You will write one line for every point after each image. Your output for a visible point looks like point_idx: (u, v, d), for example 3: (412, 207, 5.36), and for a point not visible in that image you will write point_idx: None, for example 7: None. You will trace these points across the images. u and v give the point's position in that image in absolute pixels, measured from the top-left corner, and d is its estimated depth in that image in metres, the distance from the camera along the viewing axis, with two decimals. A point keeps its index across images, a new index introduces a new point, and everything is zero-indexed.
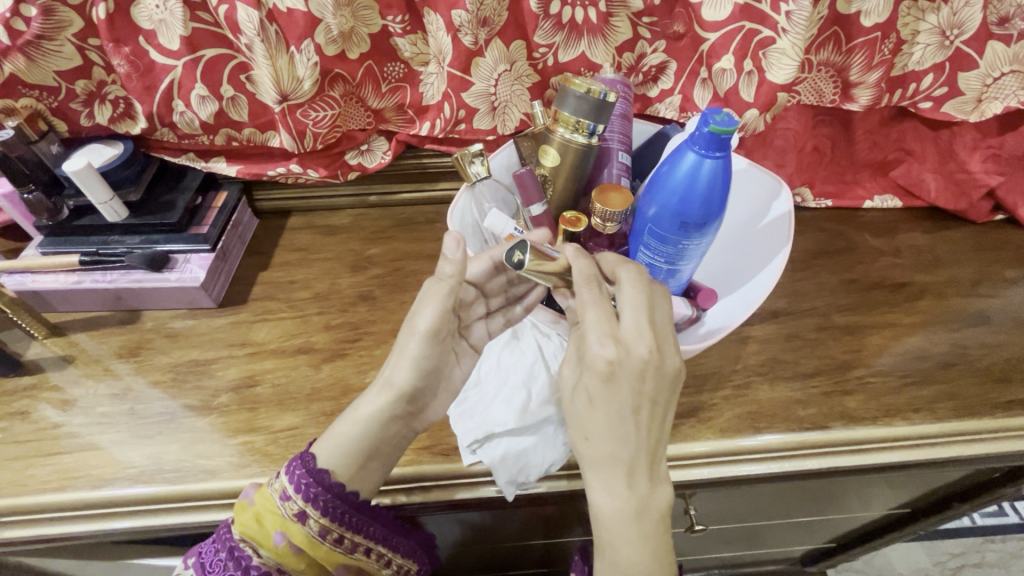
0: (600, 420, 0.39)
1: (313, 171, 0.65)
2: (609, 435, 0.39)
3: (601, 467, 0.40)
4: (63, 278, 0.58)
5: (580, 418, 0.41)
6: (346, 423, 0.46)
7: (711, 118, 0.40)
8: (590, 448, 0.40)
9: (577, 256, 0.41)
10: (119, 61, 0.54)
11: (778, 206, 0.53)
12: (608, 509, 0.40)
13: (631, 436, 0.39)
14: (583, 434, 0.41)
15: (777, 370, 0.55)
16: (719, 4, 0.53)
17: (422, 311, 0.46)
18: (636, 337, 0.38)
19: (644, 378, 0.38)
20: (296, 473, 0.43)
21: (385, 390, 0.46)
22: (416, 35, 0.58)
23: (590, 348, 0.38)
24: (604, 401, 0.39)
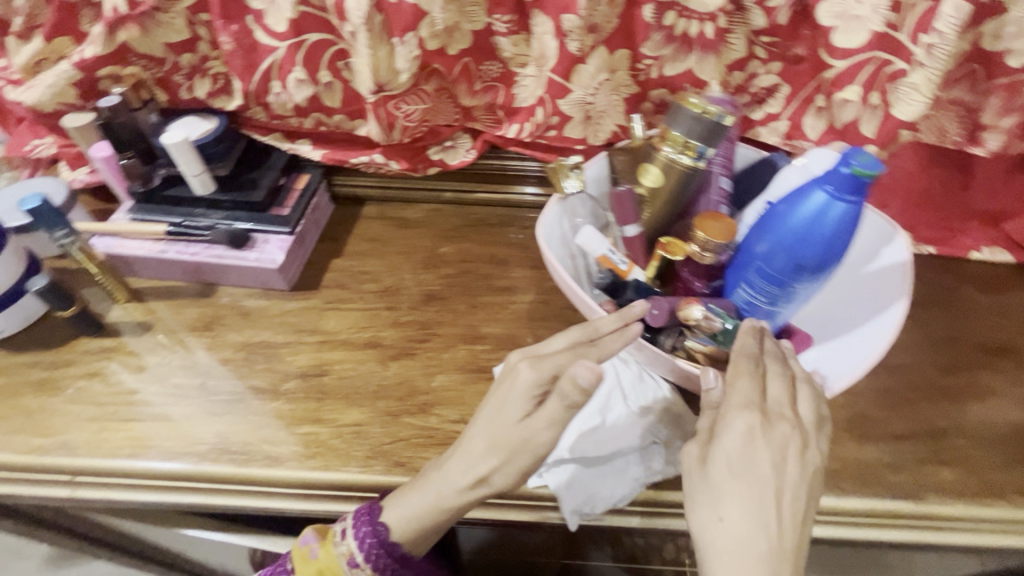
0: (739, 494, 0.37)
1: (395, 162, 0.65)
2: (748, 514, 0.36)
3: (738, 551, 0.35)
4: (149, 246, 0.60)
5: (711, 494, 0.38)
6: (422, 494, 0.43)
7: (853, 159, 0.37)
8: (723, 529, 0.36)
9: (744, 333, 0.42)
10: (225, 38, 0.55)
11: (891, 252, 0.48)
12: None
13: (773, 521, 0.36)
14: (715, 513, 0.37)
15: (865, 428, 0.51)
16: (853, 30, 0.49)
17: (541, 427, 0.40)
18: (786, 417, 0.39)
19: (785, 457, 0.38)
20: (367, 535, 0.44)
21: (477, 489, 0.42)
22: (520, 36, 0.56)
23: (733, 412, 0.39)
24: (744, 471, 0.37)
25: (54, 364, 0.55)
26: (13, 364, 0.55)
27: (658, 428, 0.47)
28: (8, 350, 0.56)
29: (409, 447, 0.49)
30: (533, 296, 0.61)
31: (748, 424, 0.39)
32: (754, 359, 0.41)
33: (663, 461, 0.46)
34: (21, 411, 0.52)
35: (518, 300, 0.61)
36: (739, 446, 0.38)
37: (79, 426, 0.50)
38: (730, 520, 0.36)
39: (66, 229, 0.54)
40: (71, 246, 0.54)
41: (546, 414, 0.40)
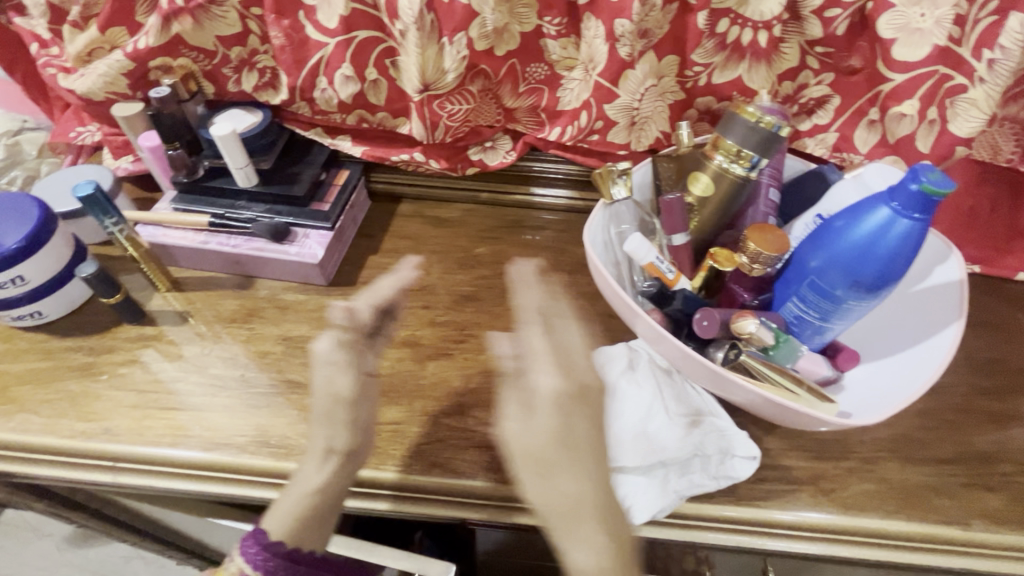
0: (563, 460, 0.38)
1: (434, 161, 0.64)
2: (542, 475, 0.38)
3: (568, 513, 0.38)
4: (191, 236, 0.60)
5: (544, 465, 0.38)
6: (292, 495, 0.45)
7: (923, 175, 0.36)
8: (557, 495, 0.38)
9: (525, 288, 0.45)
10: (276, 33, 0.55)
11: (944, 271, 0.47)
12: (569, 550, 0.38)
13: (589, 477, 0.39)
14: (543, 480, 0.38)
15: (909, 450, 0.50)
16: (916, 44, 0.48)
17: (340, 377, 0.47)
18: (548, 375, 0.40)
19: (581, 413, 0.40)
20: (256, 552, 0.44)
21: (329, 459, 0.46)
22: (569, 39, 0.56)
23: (537, 376, 0.40)
24: (575, 442, 0.39)
25: (97, 350, 0.55)
26: (56, 348, 0.55)
27: (704, 444, 0.46)
28: (52, 334, 0.57)
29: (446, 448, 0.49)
30: (569, 300, 0.61)
31: (552, 383, 0.40)
32: (545, 322, 0.42)
33: (704, 474, 0.46)
34: (65, 395, 0.52)
35: None
36: (546, 421, 0.39)
37: (120, 412, 0.51)
38: (564, 488, 0.38)
39: (115, 217, 0.54)
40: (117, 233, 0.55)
41: (330, 368, 0.47)
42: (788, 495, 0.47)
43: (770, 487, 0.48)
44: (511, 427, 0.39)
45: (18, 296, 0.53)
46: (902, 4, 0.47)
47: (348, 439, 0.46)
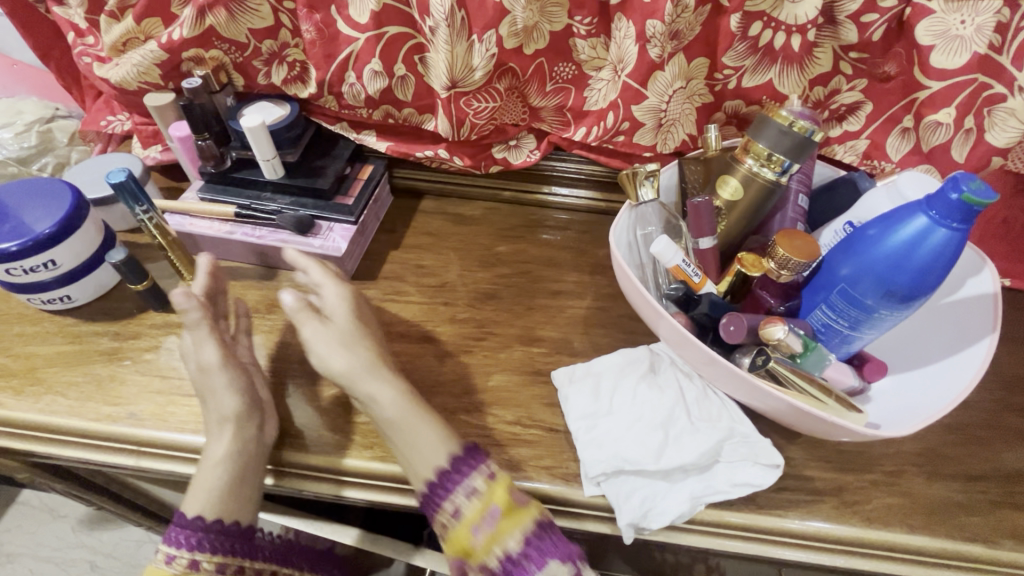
0: (321, 331, 0.49)
1: (458, 158, 0.64)
2: (336, 347, 0.48)
3: (345, 376, 0.47)
4: (217, 226, 0.61)
5: (320, 336, 0.49)
6: (208, 467, 0.46)
7: (965, 184, 0.35)
8: (354, 358, 0.48)
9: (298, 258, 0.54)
10: (308, 28, 0.56)
11: (977, 284, 0.46)
12: (404, 424, 0.45)
13: (367, 354, 0.48)
14: (323, 349, 0.48)
15: (935, 464, 0.49)
16: (953, 52, 0.47)
17: (203, 351, 0.49)
18: (337, 293, 0.52)
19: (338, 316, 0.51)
20: (179, 534, 0.45)
21: (224, 423, 0.47)
22: (598, 39, 0.56)
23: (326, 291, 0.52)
24: (337, 323, 0.50)
25: (122, 336, 0.56)
26: (83, 333, 0.56)
27: (727, 449, 0.46)
28: (79, 318, 0.58)
29: None
30: (590, 301, 0.60)
31: (337, 292, 0.52)
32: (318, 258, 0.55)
33: (725, 481, 0.45)
34: (90, 379, 0.53)
35: (575, 305, 0.60)
36: (344, 317, 0.51)
37: (144, 397, 0.52)
38: (331, 351, 0.48)
39: (146, 206, 0.55)
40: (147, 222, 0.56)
41: (195, 347, 0.50)
42: (810, 505, 0.47)
43: (793, 498, 0.47)
44: (305, 326, 0.49)
45: (49, 280, 0.54)
46: (941, 10, 0.46)
47: (237, 404, 0.47)
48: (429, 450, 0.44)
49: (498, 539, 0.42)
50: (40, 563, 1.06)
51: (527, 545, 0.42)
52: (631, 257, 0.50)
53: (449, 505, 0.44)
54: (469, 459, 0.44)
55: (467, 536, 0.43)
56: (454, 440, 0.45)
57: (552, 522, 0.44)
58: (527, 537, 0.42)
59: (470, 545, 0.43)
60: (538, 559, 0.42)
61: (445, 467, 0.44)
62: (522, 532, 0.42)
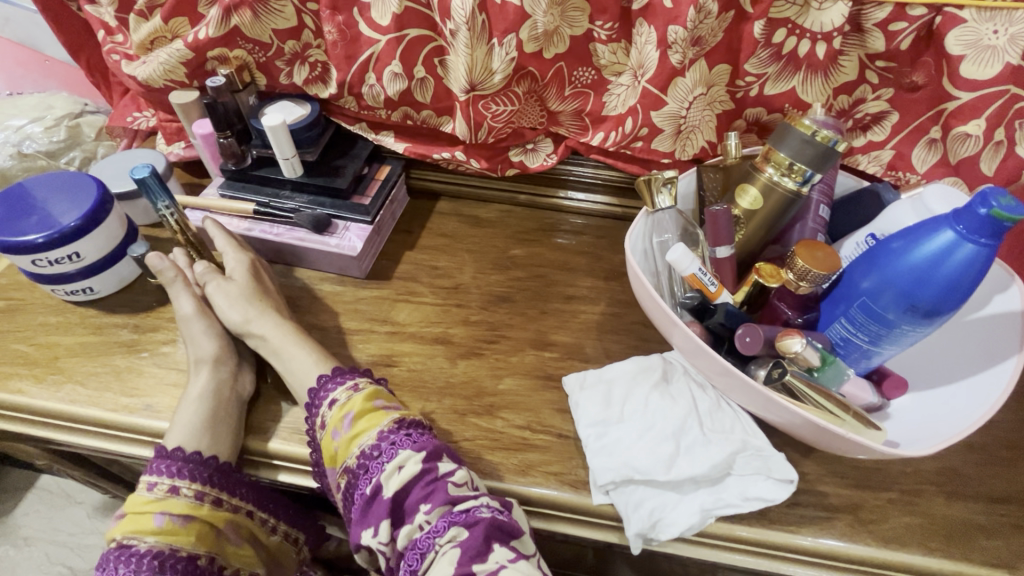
0: (231, 289, 0.56)
1: (474, 161, 0.65)
2: (234, 302, 0.56)
3: (246, 321, 0.55)
4: (236, 223, 0.62)
5: (227, 293, 0.56)
6: (185, 407, 0.50)
7: (993, 200, 0.34)
8: (246, 306, 0.55)
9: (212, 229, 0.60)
10: (330, 29, 0.57)
11: (1003, 301, 0.45)
12: (282, 356, 0.53)
13: (264, 303, 0.56)
14: (230, 302, 0.56)
15: (956, 485, 0.48)
16: (985, 62, 0.46)
17: (181, 302, 0.56)
18: (237, 254, 0.59)
19: (237, 273, 0.58)
20: (162, 464, 0.48)
21: (199, 363, 0.53)
22: (619, 44, 0.55)
23: (233, 259, 0.59)
24: (236, 277, 0.57)
25: (141, 328, 0.57)
26: (104, 324, 0.58)
27: (739, 463, 0.45)
28: (101, 310, 0.59)
29: (474, 448, 0.50)
30: (604, 307, 0.60)
31: (241, 258, 0.59)
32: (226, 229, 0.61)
33: (737, 494, 0.45)
34: (110, 369, 0.54)
35: (589, 310, 0.60)
36: (243, 271, 0.58)
37: (161, 389, 0.53)
38: (235, 306, 0.56)
39: (167, 203, 0.56)
40: (169, 218, 0.57)
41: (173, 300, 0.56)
42: (824, 522, 0.46)
43: (807, 514, 0.46)
44: (210, 287, 0.57)
45: (73, 272, 0.56)
46: (973, 19, 0.45)
47: (213, 348, 0.54)
48: (303, 371, 0.52)
49: (354, 438, 0.46)
50: (57, 547, 1.08)
51: (381, 439, 0.46)
52: (643, 264, 0.49)
53: (319, 419, 0.49)
54: (335, 376, 0.50)
55: (330, 441, 0.47)
56: (306, 353, 0.53)
57: (414, 420, 0.47)
58: (381, 432, 0.46)
59: (333, 449, 0.47)
60: (389, 451, 0.45)
61: (315, 386, 0.50)
62: (379, 428, 0.46)
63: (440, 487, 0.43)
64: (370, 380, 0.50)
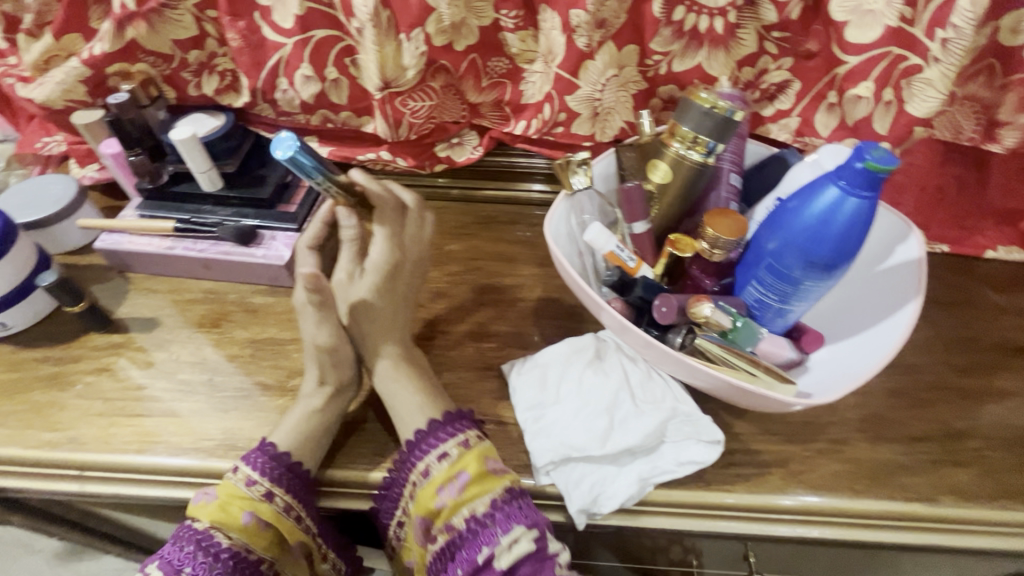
0: (375, 297, 0.52)
1: (401, 159, 0.64)
2: (375, 332, 0.52)
3: (373, 334, 0.52)
4: (158, 242, 0.60)
5: (370, 308, 0.52)
6: (295, 412, 0.49)
7: (868, 154, 0.37)
8: (375, 325, 0.52)
9: (369, 180, 0.52)
10: (232, 35, 0.55)
11: (904, 250, 0.47)
12: (392, 389, 0.50)
13: (397, 317, 0.53)
14: (372, 320, 0.52)
15: (880, 429, 0.50)
16: (866, 25, 0.49)
17: (317, 328, 0.50)
18: (384, 246, 0.52)
19: (385, 280, 0.52)
20: (262, 460, 0.46)
21: (326, 381, 0.51)
22: (527, 32, 0.56)
23: (376, 251, 0.53)
24: (376, 284, 0.52)
25: (63, 360, 0.55)
26: (23, 359, 0.55)
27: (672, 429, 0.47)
28: (18, 345, 0.56)
29: None
30: (540, 293, 0.61)
31: (381, 258, 0.52)
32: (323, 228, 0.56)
33: (672, 461, 0.46)
34: (30, 406, 0.52)
35: (525, 297, 0.60)
36: (376, 276, 0.52)
37: (87, 421, 0.51)
38: (376, 321, 0.52)
39: (316, 175, 0.49)
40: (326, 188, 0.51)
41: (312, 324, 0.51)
42: (758, 477, 0.48)
43: (742, 473, 0.48)
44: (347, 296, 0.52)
45: None
46: None
47: (342, 373, 0.51)
48: (404, 411, 0.49)
49: (464, 502, 0.43)
50: None
51: (494, 509, 0.43)
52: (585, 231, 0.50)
53: (423, 467, 0.45)
54: (448, 424, 0.47)
55: (432, 497, 0.44)
56: (413, 392, 0.49)
57: (524, 491, 0.45)
58: (495, 501, 0.43)
59: (433, 505, 0.44)
60: (504, 524, 0.43)
61: (424, 429, 0.47)
62: (493, 495, 0.43)
63: (548, 567, 0.42)
64: (480, 435, 0.46)
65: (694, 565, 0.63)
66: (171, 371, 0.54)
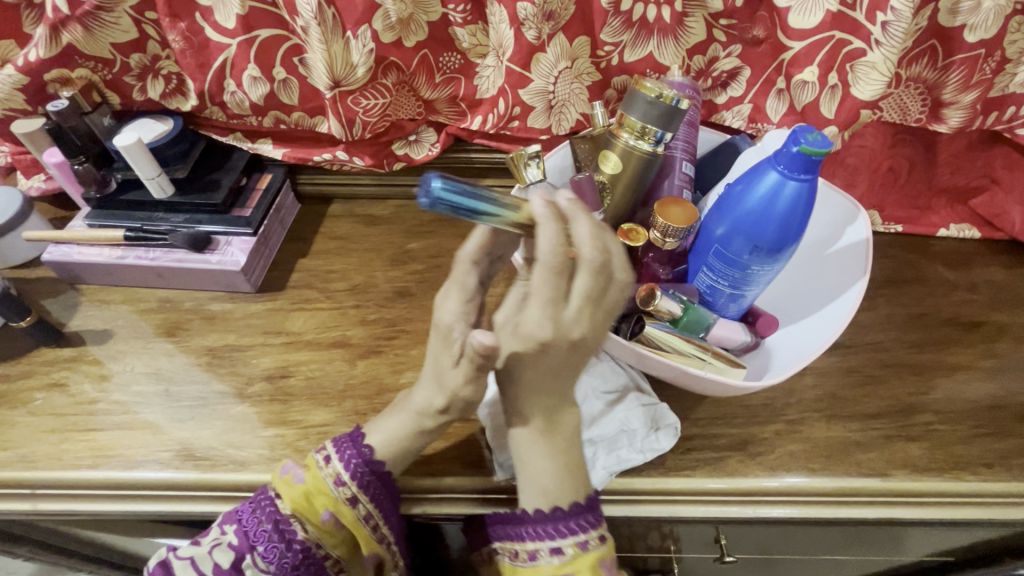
0: (528, 368, 0.39)
1: (358, 159, 0.63)
2: (528, 398, 0.41)
3: (524, 398, 0.41)
4: (107, 252, 0.58)
5: (518, 372, 0.40)
6: (400, 416, 0.45)
7: (803, 137, 0.38)
8: (517, 391, 0.41)
9: (545, 225, 0.34)
10: (174, 37, 0.54)
11: (853, 232, 0.49)
12: (524, 459, 0.42)
13: (551, 383, 0.40)
14: (518, 383, 0.40)
15: (835, 408, 0.51)
16: (809, 11, 0.50)
17: (453, 375, 0.40)
18: (542, 318, 0.35)
19: (541, 349, 0.37)
20: (355, 463, 0.43)
21: (444, 416, 0.43)
22: (476, 26, 0.55)
23: (530, 314, 0.36)
24: (534, 357, 0.38)
25: (13, 376, 0.54)
26: None
27: (631, 418, 0.47)
28: None
29: None
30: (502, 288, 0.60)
31: (540, 330, 0.36)
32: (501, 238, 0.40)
33: (633, 449, 0.46)
34: None
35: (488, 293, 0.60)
36: (525, 345, 0.37)
37: (38, 438, 0.50)
38: (522, 389, 0.41)
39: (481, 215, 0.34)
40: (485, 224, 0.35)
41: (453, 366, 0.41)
42: (718, 462, 0.48)
43: (702, 458, 0.48)
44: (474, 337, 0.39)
45: None
46: None
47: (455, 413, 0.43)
48: (530, 478, 0.42)
49: None
50: None
51: None
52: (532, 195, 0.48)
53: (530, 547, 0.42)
54: (574, 517, 0.41)
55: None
56: (553, 469, 0.41)
57: None
58: None
59: None
60: None
61: (541, 514, 0.41)
62: None
63: None
64: (603, 532, 0.42)
65: (671, 551, 0.64)
66: (125, 383, 0.53)
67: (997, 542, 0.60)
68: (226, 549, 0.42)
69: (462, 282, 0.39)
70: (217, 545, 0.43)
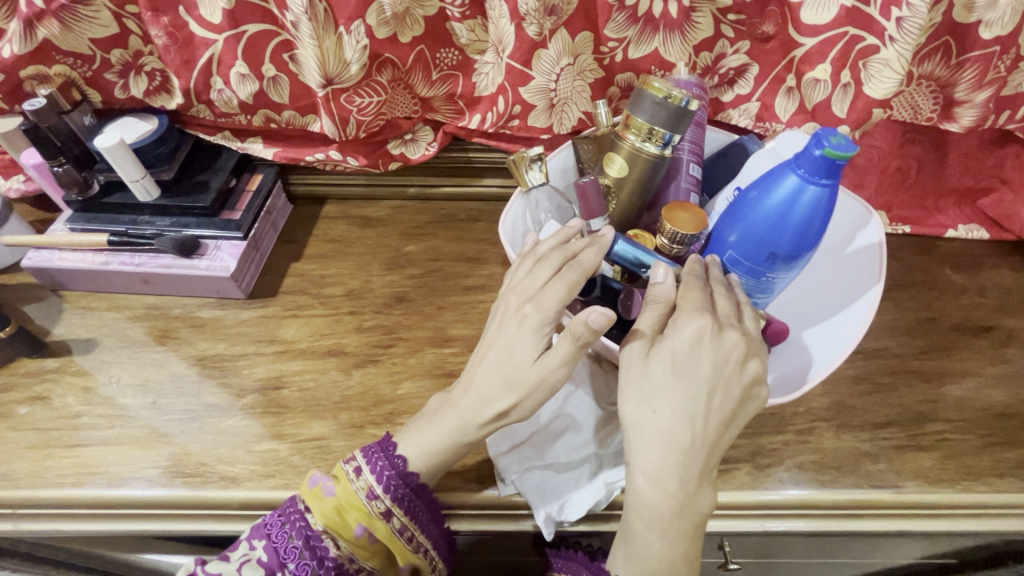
0: (671, 389, 0.38)
1: (352, 158, 0.61)
2: (658, 452, 0.37)
3: (668, 440, 0.37)
4: (91, 258, 0.56)
5: (648, 390, 0.38)
6: (440, 428, 0.42)
7: (825, 140, 0.36)
8: (651, 422, 0.38)
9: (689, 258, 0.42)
10: (157, 32, 0.51)
11: (865, 235, 0.47)
12: (640, 528, 0.38)
13: (700, 419, 0.38)
14: (650, 406, 0.38)
15: (844, 417, 0.50)
16: (822, 6, 0.48)
17: (554, 364, 0.39)
18: (700, 311, 0.39)
19: (696, 353, 0.38)
20: (390, 476, 0.41)
21: (497, 423, 0.41)
22: (475, 21, 0.53)
23: (683, 318, 0.39)
24: (684, 371, 0.38)
25: None
26: None
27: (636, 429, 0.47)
28: None
29: None
30: None
31: (695, 332, 0.38)
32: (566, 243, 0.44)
33: None
34: None
35: (488, 298, 0.58)
36: (682, 342, 0.38)
37: (19, 455, 0.48)
38: (661, 413, 0.38)
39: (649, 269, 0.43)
40: None
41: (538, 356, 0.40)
42: (726, 474, 0.47)
43: None
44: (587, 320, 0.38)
45: None
46: None
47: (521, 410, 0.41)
48: (645, 549, 0.38)
49: None
50: None
51: None
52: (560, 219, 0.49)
53: None
54: None
55: None
56: (672, 541, 0.38)
57: None
58: None
59: None
60: None
61: None
62: None
63: None
64: None
65: None
66: (111, 396, 0.51)
67: (1002, 547, 0.60)
68: (256, 566, 0.40)
69: (567, 279, 0.41)
70: (246, 562, 0.40)
